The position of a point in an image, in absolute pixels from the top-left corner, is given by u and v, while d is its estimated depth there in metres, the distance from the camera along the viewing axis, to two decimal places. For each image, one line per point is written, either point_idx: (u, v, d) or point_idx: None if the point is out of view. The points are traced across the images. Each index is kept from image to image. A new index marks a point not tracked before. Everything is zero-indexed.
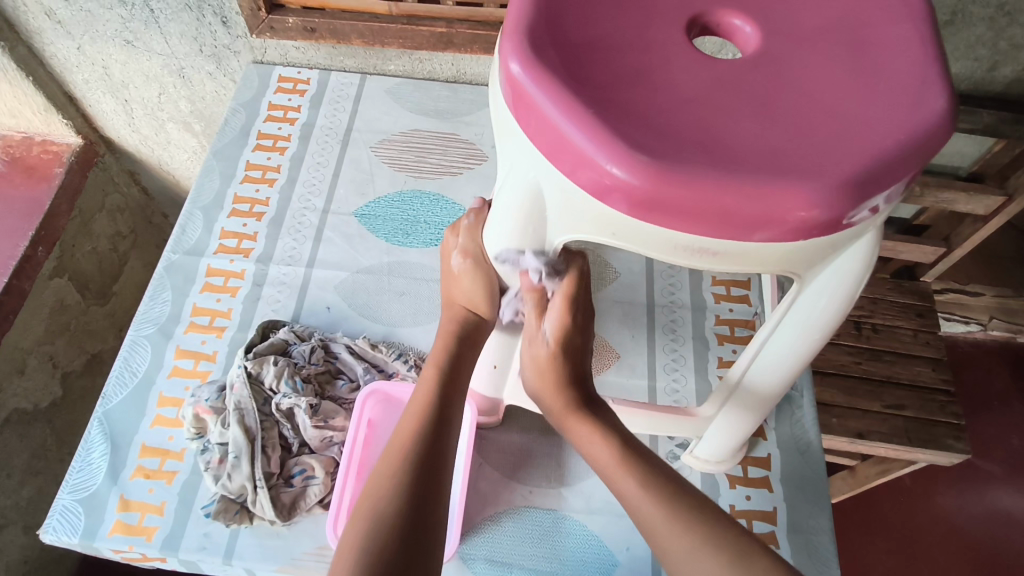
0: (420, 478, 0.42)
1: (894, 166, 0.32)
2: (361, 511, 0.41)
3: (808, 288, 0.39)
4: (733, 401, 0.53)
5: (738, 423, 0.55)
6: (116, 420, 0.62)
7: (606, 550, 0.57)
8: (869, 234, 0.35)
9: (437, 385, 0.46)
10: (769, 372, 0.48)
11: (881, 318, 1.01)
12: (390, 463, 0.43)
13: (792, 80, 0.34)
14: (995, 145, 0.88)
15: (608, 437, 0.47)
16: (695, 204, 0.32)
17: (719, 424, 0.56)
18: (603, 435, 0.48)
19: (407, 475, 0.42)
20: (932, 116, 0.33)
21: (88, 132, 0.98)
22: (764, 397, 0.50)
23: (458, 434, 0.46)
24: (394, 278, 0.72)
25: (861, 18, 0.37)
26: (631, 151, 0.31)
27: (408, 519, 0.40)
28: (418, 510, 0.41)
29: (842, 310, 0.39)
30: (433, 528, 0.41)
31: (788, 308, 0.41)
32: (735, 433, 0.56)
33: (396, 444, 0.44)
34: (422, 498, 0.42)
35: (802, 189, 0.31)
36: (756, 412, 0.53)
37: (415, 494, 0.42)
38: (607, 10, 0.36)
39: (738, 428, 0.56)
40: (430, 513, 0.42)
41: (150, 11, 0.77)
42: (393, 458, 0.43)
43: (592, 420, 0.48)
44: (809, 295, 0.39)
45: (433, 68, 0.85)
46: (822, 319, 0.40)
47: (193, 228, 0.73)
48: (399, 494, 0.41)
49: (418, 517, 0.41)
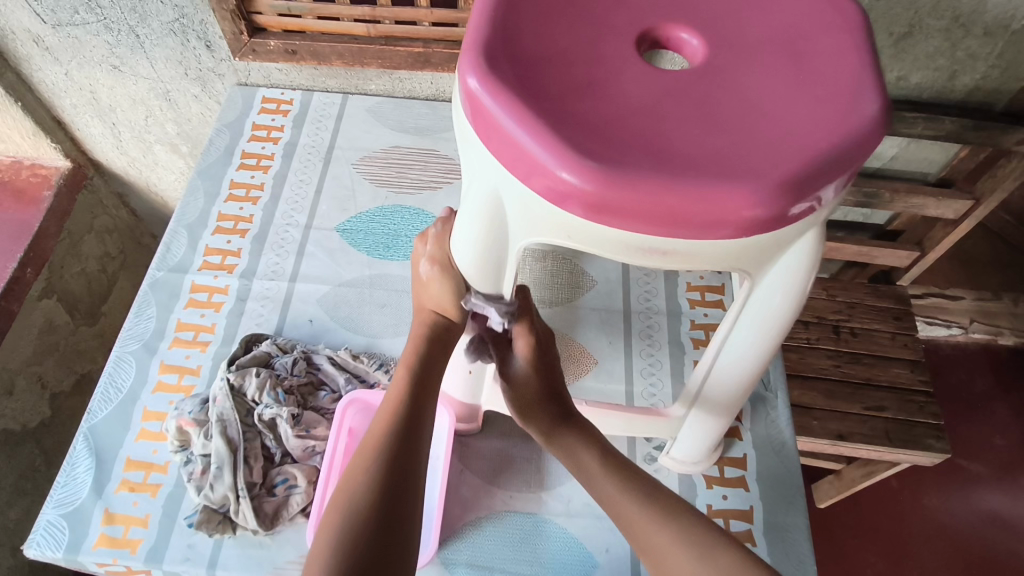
0: (390, 472, 0.44)
1: (830, 168, 0.33)
2: (335, 509, 0.43)
3: (759, 286, 0.40)
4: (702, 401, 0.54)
5: (706, 422, 0.56)
6: (102, 435, 0.63)
7: (585, 552, 0.58)
8: (811, 230, 0.37)
9: (407, 387, 0.47)
10: (736, 371, 0.49)
11: (859, 322, 1.03)
12: (360, 466, 0.44)
13: (735, 89, 0.36)
14: (960, 151, 0.91)
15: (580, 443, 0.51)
16: (643, 206, 0.33)
17: (689, 423, 0.57)
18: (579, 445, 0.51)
19: (377, 470, 0.43)
20: (866, 118, 0.35)
21: (77, 156, 0.99)
22: (733, 390, 0.51)
23: (429, 430, 0.47)
24: (375, 290, 0.73)
25: (801, 30, 0.39)
26: (581, 156, 0.33)
27: (378, 511, 0.42)
28: (387, 512, 0.42)
29: (794, 305, 0.41)
30: (404, 518, 0.43)
31: (743, 306, 0.43)
32: (709, 430, 0.57)
33: (366, 447, 0.45)
34: (394, 492, 0.43)
35: (742, 189, 0.33)
36: (725, 411, 0.54)
37: (386, 487, 0.43)
38: (560, 27, 0.38)
39: (709, 426, 0.56)
40: (402, 504, 0.43)
41: (136, 37, 0.80)
42: (364, 455, 0.45)
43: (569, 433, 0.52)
44: (762, 291, 0.41)
45: (412, 87, 0.87)
46: (775, 314, 0.41)
47: (178, 246, 0.75)
48: (370, 486, 0.43)
49: (389, 509, 0.42)
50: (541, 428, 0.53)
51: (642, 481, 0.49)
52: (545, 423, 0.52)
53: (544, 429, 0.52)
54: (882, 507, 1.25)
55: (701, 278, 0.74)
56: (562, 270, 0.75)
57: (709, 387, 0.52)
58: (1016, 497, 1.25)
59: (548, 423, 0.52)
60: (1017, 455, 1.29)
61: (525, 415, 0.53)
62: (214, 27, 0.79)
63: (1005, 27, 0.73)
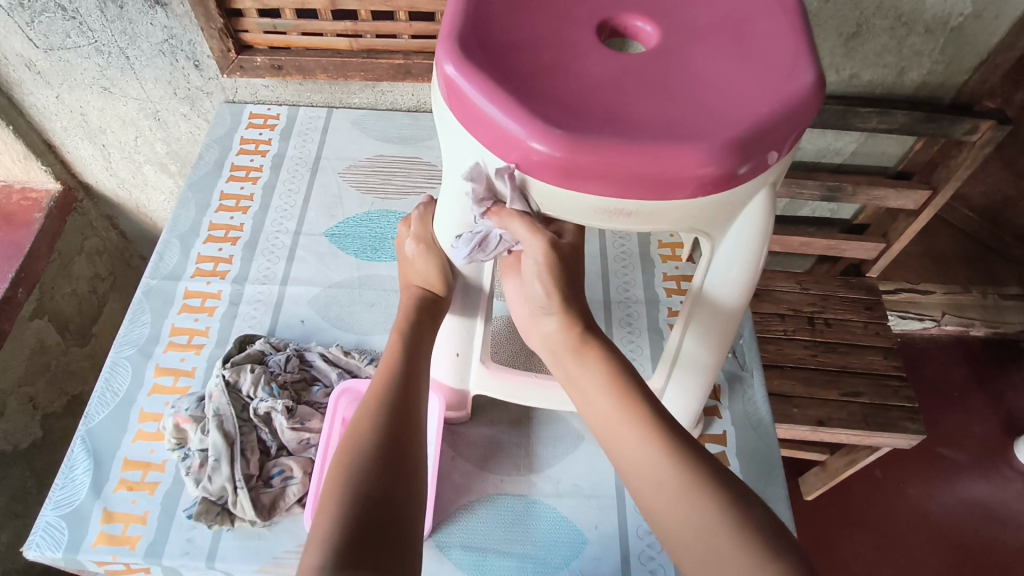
0: (394, 415, 0.46)
1: (770, 130, 0.38)
2: (342, 456, 0.44)
3: (719, 247, 0.45)
4: (708, 289, 0.48)
5: (711, 323, 0.51)
6: (99, 437, 0.64)
7: (575, 529, 0.60)
8: (762, 192, 0.41)
9: (403, 345, 0.50)
10: (717, 308, 0.49)
11: (833, 312, 1.06)
12: (365, 416, 0.46)
13: (686, 67, 0.41)
14: (915, 145, 0.96)
15: (599, 365, 0.49)
16: (606, 168, 0.37)
17: (689, 335, 0.53)
18: (598, 368, 0.48)
19: (382, 417, 0.46)
20: (804, 86, 0.40)
21: (67, 178, 1.01)
22: (711, 340, 0.52)
23: (426, 391, 0.50)
24: (364, 290, 0.76)
25: (744, 15, 0.44)
26: (549, 127, 0.37)
27: (386, 451, 0.44)
28: (393, 457, 0.44)
29: (750, 269, 0.46)
30: (409, 464, 0.45)
31: (707, 267, 0.47)
32: (699, 370, 0.55)
33: (368, 402, 0.47)
34: (397, 436, 0.45)
35: (694, 150, 0.37)
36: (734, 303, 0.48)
37: (388, 432, 0.45)
38: (526, 20, 0.42)
39: (715, 335, 0.52)
40: (410, 451, 0.45)
41: (127, 59, 0.83)
42: (369, 407, 0.47)
43: (602, 354, 0.49)
44: (723, 254, 0.45)
45: (394, 99, 0.91)
46: (736, 277, 0.46)
47: (171, 255, 0.77)
48: (375, 431, 0.45)
49: (396, 450, 0.44)
50: (564, 346, 0.50)
51: (664, 418, 0.46)
52: (570, 347, 0.50)
53: (573, 338, 0.50)
54: (867, 498, 1.27)
55: (676, 268, 0.78)
56: None
57: (713, 276, 0.47)
58: (996, 482, 1.28)
59: (574, 334, 0.50)
60: (996, 443, 1.32)
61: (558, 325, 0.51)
62: (202, 46, 0.83)
63: (944, 24, 0.79)
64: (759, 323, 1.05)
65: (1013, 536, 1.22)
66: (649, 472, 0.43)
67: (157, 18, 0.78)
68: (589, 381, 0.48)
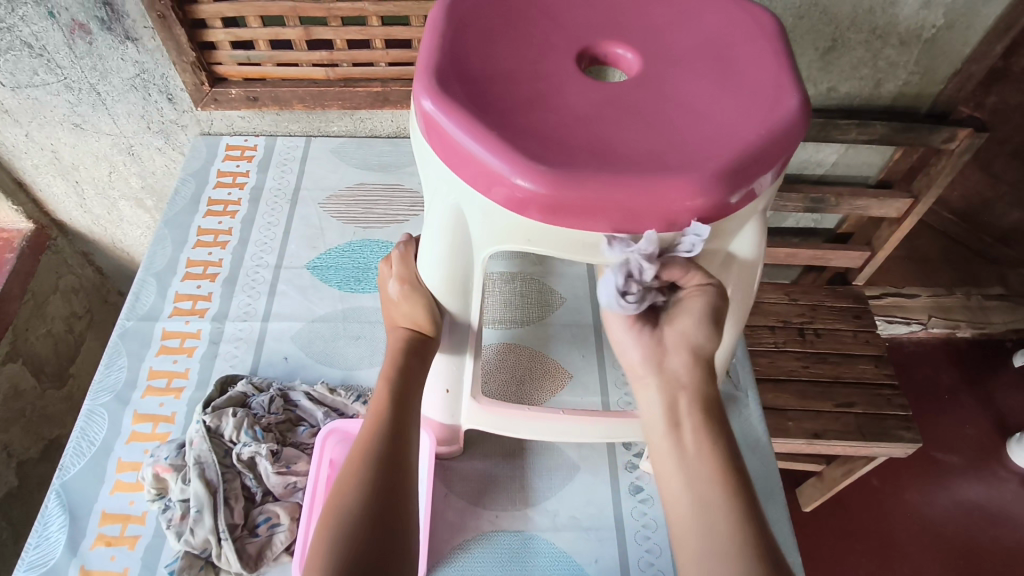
0: (383, 471, 0.44)
1: (759, 157, 0.37)
2: (326, 517, 0.42)
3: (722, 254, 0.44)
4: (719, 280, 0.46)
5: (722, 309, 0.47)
6: (76, 491, 0.61)
7: (574, 565, 0.58)
8: (752, 222, 0.42)
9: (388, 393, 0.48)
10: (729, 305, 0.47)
11: (822, 323, 1.06)
12: (349, 472, 0.44)
13: (669, 94, 0.40)
14: (894, 154, 0.97)
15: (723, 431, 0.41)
16: (593, 203, 0.36)
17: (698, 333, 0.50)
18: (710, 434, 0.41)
19: (370, 470, 0.43)
20: (790, 111, 0.39)
21: (39, 217, 0.99)
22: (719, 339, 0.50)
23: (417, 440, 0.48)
24: (349, 323, 0.74)
25: (725, 39, 0.44)
26: (533, 163, 0.36)
27: (375, 505, 0.42)
28: (382, 516, 0.42)
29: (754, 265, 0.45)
30: (400, 521, 0.42)
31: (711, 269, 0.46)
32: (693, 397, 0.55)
33: (352, 456, 0.45)
34: (385, 491, 0.43)
35: (682, 181, 0.36)
36: (749, 267, 0.45)
37: (378, 487, 0.43)
38: (505, 51, 0.42)
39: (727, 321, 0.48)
40: (401, 506, 0.43)
41: (97, 95, 0.81)
42: (353, 459, 0.45)
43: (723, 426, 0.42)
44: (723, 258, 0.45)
45: (374, 126, 0.90)
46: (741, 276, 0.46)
47: (147, 295, 0.75)
48: (362, 484, 0.43)
49: (387, 503, 0.42)
50: (689, 399, 0.42)
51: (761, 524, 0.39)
52: (697, 407, 0.42)
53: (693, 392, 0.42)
54: (865, 507, 1.26)
55: None
56: (531, 291, 0.76)
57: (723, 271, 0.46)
58: (991, 484, 1.28)
59: (700, 390, 0.42)
60: (989, 444, 1.32)
61: (703, 376, 0.43)
62: (175, 80, 0.81)
63: (918, 36, 0.79)
64: (749, 336, 1.04)
65: (1012, 539, 1.22)
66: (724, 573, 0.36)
67: (127, 53, 0.77)
68: (698, 468, 0.40)
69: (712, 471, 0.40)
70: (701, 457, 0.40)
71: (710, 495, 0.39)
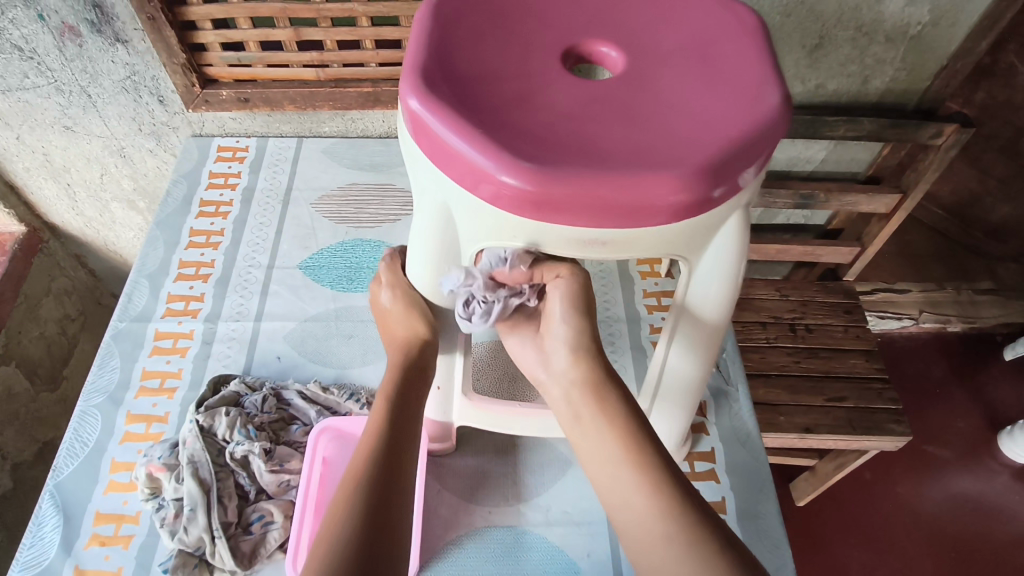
0: (384, 470, 0.43)
1: (739, 153, 0.38)
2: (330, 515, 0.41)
3: (696, 269, 0.46)
4: (693, 300, 0.48)
5: (696, 329, 0.50)
6: (69, 491, 0.61)
7: (566, 559, 0.59)
8: (736, 214, 0.42)
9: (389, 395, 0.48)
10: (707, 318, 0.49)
11: (812, 318, 1.07)
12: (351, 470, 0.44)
13: (653, 92, 0.41)
14: (882, 150, 0.98)
15: (618, 405, 0.47)
16: (578, 199, 0.37)
17: (674, 348, 0.52)
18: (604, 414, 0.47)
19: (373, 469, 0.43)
20: (771, 108, 0.40)
21: (31, 220, 0.99)
22: (697, 357, 0.52)
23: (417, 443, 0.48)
24: (341, 322, 0.74)
25: (707, 37, 0.44)
26: (518, 161, 0.36)
27: (376, 502, 0.42)
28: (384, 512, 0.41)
29: (730, 286, 0.47)
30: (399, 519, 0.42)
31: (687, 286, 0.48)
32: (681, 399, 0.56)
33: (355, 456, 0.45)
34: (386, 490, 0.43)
35: (665, 177, 0.37)
36: (725, 290, 0.47)
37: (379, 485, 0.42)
38: (491, 50, 0.42)
39: (703, 340, 0.51)
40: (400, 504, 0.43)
41: (88, 97, 0.81)
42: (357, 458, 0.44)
43: (613, 400, 0.48)
44: (699, 275, 0.46)
45: (365, 126, 0.90)
46: (717, 295, 0.47)
47: (139, 296, 0.75)
48: (365, 481, 0.42)
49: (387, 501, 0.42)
50: (580, 390, 0.49)
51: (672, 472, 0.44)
52: (587, 393, 0.48)
53: (580, 382, 0.49)
54: (858, 501, 1.27)
55: (656, 284, 0.78)
56: None
57: (695, 292, 0.48)
58: (983, 477, 1.29)
59: (585, 377, 0.49)
60: (980, 437, 1.34)
61: (585, 362, 0.49)
62: (165, 82, 0.81)
63: (904, 33, 0.80)
64: (741, 332, 1.05)
65: (1004, 531, 1.23)
66: (642, 526, 0.42)
67: (118, 55, 0.77)
68: (601, 446, 0.46)
69: (614, 444, 0.46)
70: (603, 437, 0.47)
71: (618, 467, 0.45)
